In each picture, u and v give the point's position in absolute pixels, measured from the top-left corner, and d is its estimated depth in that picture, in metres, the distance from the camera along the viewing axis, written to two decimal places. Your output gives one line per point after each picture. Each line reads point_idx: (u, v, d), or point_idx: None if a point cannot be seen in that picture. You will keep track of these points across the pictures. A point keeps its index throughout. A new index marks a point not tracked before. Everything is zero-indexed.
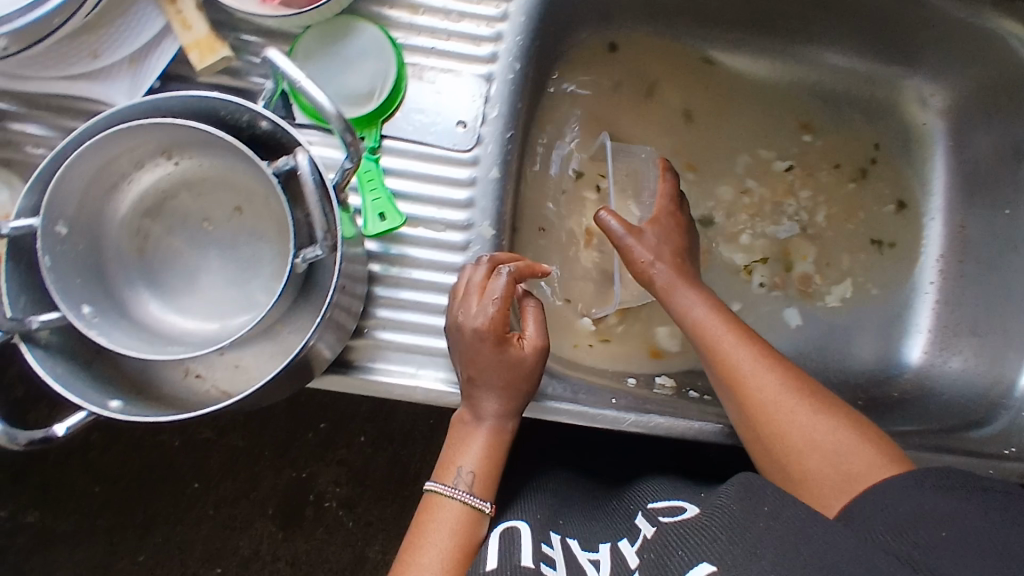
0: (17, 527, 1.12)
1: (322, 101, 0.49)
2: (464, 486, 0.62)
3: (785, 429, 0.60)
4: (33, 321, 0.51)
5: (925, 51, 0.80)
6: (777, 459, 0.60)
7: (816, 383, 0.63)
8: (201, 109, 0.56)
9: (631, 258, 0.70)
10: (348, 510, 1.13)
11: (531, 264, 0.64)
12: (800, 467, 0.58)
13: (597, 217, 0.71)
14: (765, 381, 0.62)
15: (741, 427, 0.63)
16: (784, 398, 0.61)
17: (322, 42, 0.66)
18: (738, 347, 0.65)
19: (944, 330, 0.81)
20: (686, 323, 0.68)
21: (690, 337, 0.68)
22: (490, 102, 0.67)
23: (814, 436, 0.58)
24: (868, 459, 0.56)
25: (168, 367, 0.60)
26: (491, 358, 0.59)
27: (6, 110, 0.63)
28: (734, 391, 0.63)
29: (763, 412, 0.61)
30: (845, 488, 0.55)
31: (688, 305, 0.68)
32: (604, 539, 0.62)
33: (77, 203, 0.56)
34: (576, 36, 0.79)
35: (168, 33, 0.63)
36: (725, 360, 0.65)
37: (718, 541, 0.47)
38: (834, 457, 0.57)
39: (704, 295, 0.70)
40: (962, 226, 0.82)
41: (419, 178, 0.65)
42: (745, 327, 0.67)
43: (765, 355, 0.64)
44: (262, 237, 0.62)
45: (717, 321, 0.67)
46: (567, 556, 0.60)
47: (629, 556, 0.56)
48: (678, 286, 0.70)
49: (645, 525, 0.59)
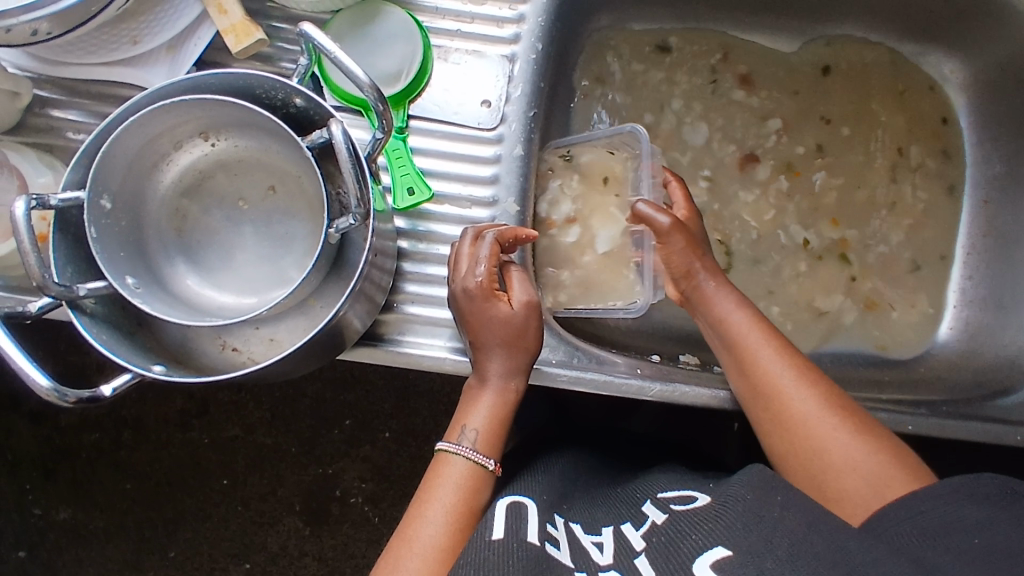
0: (51, 523, 1.14)
1: (356, 71, 0.50)
2: (469, 443, 0.60)
3: (819, 439, 0.58)
4: (80, 288, 0.53)
5: (943, 26, 0.80)
6: (808, 473, 0.57)
7: (853, 400, 0.61)
8: (239, 86, 0.58)
9: (669, 254, 0.68)
10: (373, 506, 1.14)
11: (517, 229, 0.64)
12: (833, 479, 0.56)
13: (636, 209, 0.68)
14: (801, 391, 0.60)
15: (768, 432, 0.61)
16: (820, 409, 0.59)
17: (351, 25, 0.68)
18: (775, 356, 0.62)
19: (971, 306, 0.82)
20: (721, 327, 0.66)
21: (722, 341, 0.66)
22: (513, 81, 0.69)
23: (853, 456, 0.56)
24: (894, 469, 0.55)
25: (206, 341, 0.62)
26: (483, 317, 0.60)
27: (50, 97, 0.68)
28: (769, 399, 0.61)
29: (801, 428, 0.58)
30: (875, 497, 0.54)
31: (726, 310, 0.66)
32: (607, 522, 0.59)
33: (120, 179, 0.58)
34: (596, 21, 0.81)
35: (205, 19, 0.65)
36: (761, 370, 0.61)
37: (732, 526, 0.48)
38: (872, 479, 0.55)
39: (742, 300, 0.67)
40: (987, 201, 0.83)
41: (445, 156, 0.68)
42: (783, 337, 0.64)
43: (806, 370, 0.62)
44: (296, 215, 0.64)
45: (754, 327, 0.64)
46: (571, 538, 0.57)
47: (635, 539, 0.54)
48: (720, 291, 0.67)
49: (654, 511, 0.57)
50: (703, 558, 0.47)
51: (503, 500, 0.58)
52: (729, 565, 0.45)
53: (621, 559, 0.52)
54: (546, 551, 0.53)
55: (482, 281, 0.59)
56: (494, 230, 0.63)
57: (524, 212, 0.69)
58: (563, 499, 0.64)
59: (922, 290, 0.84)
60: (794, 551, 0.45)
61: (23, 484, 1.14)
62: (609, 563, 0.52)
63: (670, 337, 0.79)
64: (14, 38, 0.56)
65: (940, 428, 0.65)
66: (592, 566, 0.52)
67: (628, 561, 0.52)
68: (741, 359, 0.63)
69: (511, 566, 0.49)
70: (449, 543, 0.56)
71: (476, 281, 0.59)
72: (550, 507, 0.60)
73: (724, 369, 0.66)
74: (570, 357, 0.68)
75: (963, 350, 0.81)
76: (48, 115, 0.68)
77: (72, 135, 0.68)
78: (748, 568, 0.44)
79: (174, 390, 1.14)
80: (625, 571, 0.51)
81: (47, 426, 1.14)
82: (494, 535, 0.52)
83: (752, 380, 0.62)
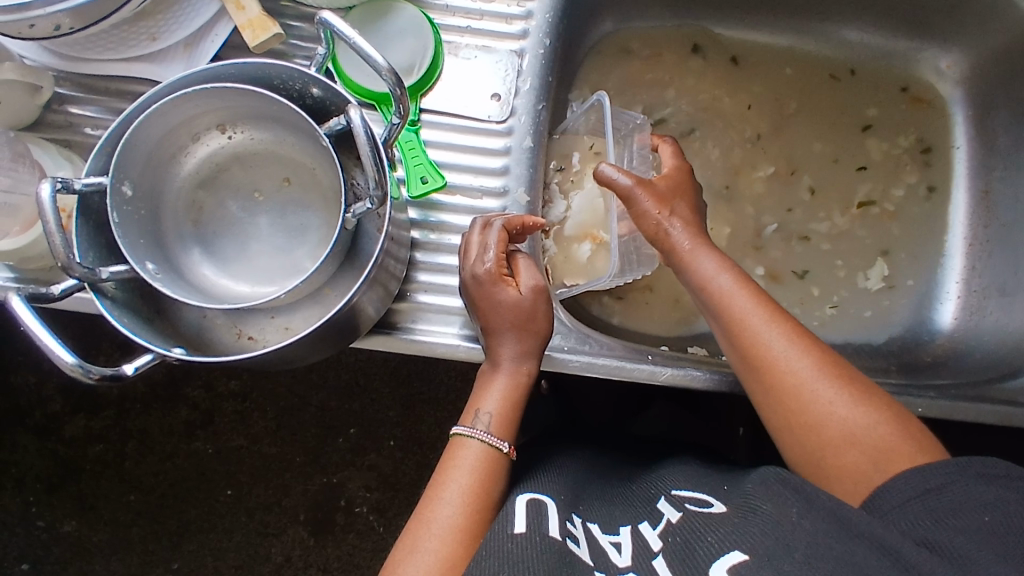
0: (54, 537, 1.14)
1: (375, 56, 0.52)
2: (483, 425, 0.61)
3: (820, 412, 0.55)
4: (103, 271, 0.54)
5: (937, 22, 0.83)
6: (808, 448, 0.56)
7: (849, 364, 0.59)
8: (257, 75, 0.59)
9: (641, 217, 0.65)
10: (378, 515, 1.13)
11: (528, 219, 0.65)
12: (836, 453, 0.54)
13: (597, 173, 0.65)
14: (795, 359, 0.57)
15: (764, 407, 0.58)
16: (816, 377, 0.56)
17: (365, 20, 0.70)
18: (767, 324, 0.59)
19: (975, 294, 0.84)
20: (707, 291, 0.62)
21: (708, 306, 0.62)
22: (522, 75, 0.71)
23: (854, 430, 0.54)
24: (898, 433, 0.54)
25: (222, 330, 0.63)
26: (494, 303, 0.61)
27: (68, 95, 0.69)
28: (763, 372, 0.58)
29: (797, 401, 0.56)
30: (881, 465, 0.53)
31: (710, 273, 0.62)
32: (625, 520, 0.58)
33: (140, 167, 0.59)
34: (601, 23, 0.84)
35: (222, 16, 0.67)
36: (752, 341, 0.59)
37: (751, 532, 0.48)
38: (874, 453, 0.53)
39: (726, 260, 0.63)
40: (986, 191, 0.85)
41: (456, 149, 0.70)
42: (772, 299, 0.61)
43: (798, 335, 0.58)
44: (310, 207, 0.65)
45: (741, 291, 0.61)
46: (589, 537, 0.55)
47: (653, 538, 0.53)
48: (699, 252, 0.63)
49: (669, 509, 0.56)
50: (721, 562, 0.47)
51: (522, 496, 0.57)
52: (747, 567, 0.45)
53: (638, 561, 0.51)
54: (566, 547, 0.52)
55: (490, 267, 0.60)
56: (504, 219, 0.64)
57: (534, 203, 0.70)
58: (581, 493, 0.62)
59: (924, 279, 0.86)
60: (812, 552, 0.45)
61: (27, 497, 1.14)
62: (627, 565, 0.51)
63: (677, 330, 0.80)
64: (37, 32, 0.58)
65: (949, 410, 0.66)
66: (610, 569, 0.51)
67: (645, 562, 0.51)
68: (729, 328, 0.60)
69: (536, 561, 0.49)
70: (465, 522, 0.56)
71: (486, 268, 0.61)
72: (567, 507, 0.58)
73: (714, 336, 0.63)
74: (581, 344, 0.68)
75: (968, 338, 0.82)
76: (66, 112, 0.69)
77: (90, 132, 0.69)
78: (766, 569, 0.45)
79: (179, 401, 1.14)
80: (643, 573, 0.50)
81: (52, 438, 1.14)
82: (517, 530, 0.52)
83: (743, 349, 0.59)
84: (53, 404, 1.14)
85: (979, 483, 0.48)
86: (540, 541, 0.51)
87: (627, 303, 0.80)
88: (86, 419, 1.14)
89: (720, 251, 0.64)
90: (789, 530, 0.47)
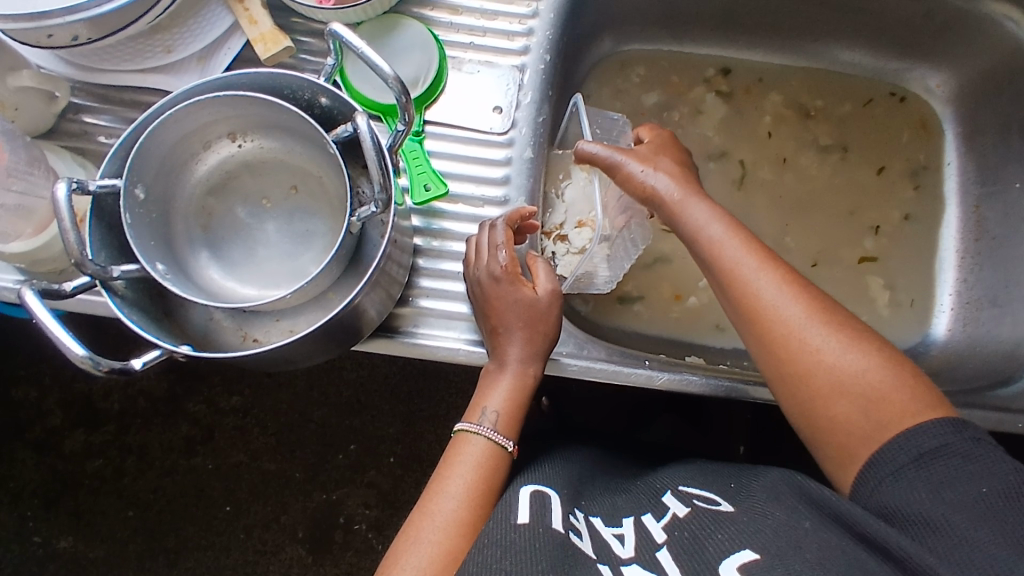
0: (50, 554, 1.14)
1: (381, 65, 0.54)
2: (490, 423, 0.63)
3: (810, 361, 0.55)
4: (115, 270, 0.56)
5: (926, 44, 0.86)
6: (801, 400, 0.56)
7: (845, 309, 0.58)
8: (268, 84, 0.62)
9: (627, 180, 0.67)
10: (377, 533, 1.13)
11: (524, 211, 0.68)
12: (827, 406, 0.54)
13: (579, 149, 0.68)
14: (785, 305, 0.57)
15: (757, 358, 0.59)
16: (805, 323, 0.56)
17: (373, 36, 0.73)
18: (757, 272, 0.59)
19: (968, 307, 0.85)
20: (699, 241, 0.63)
21: (701, 256, 0.63)
22: (523, 89, 0.74)
23: (843, 378, 0.54)
24: (889, 378, 0.53)
25: (228, 333, 0.65)
26: (511, 300, 0.63)
27: (84, 105, 0.72)
28: (753, 322, 0.58)
29: (786, 349, 0.56)
30: (873, 414, 0.52)
31: (700, 223, 0.63)
32: (628, 512, 0.58)
33: (153, 171, 0.61)
34: (600, 44, 0.87)
35: (235, 30, 0.70)
36: (743, 289, 0.59)
37: (763, 532, 0.49)
38: (863, 403, 0.53)
39: (718, 209, 0.64)
40: (977, 206, 0.87)
41: (459, 159, 0.72)
42: (765, 247, 0.61)
43: (789, 281, 0.58)
44: (316, 213, 0.67)
45: (731, 238, 0.61)
46: (592, 530, 0.56)
47: (656, 530, 0.53)
48: (689, 202, 0.64)
49: (676, 503, 0.56)
50: (729, 561, 0.47)
51: (526, 489, 0.58)
52: (758, 567, 0.46)
53: (642, 552, 0.52)
54: (568, 539, 0.52)
55: (506, 267, 0.63)
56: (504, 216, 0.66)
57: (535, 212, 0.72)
58: (584, 487, 0.63)
59: (918, 292, 0.87)
60: (826, 557, 0.46)
61: (24, 512, 1.14)
62: (630, 555, 0.52)
63: (673, 341, 0.82)
64: (55, 41, 0.61)
65: None
66: (614, 559, 0.51)
67: (650, 554, 0.51)
68: (721, 279, 0.60)
69: (539, 552, 0.50)
70: (469, 515, 0.58)
71: (502, 267, 0.63)
72: (570, 501, 0.59)
73: (709, 287, 0.63)
74: (580, 349, 0.70)
75: (962, 349, 0.83)
76: (81, 121, 0.72)
77: (103, 140, 0.72)
78: (779, 569, 0.45)
79: (180, 415, 1.15)
80: (647, 565, 0.50)
81: (51, 453, 1.14)
82: (521, 521, 0.53)
83: (734, 298, 0.59)
84: (54, 418, 1.14)
85: (973, 444, 0.49)
86: (542, 533, 0.52)
87: (624, 313, 0.81)
88: (85, 434, 1.15)
89: (712, 200, 0.65)
90: (795, 531, 0.48)
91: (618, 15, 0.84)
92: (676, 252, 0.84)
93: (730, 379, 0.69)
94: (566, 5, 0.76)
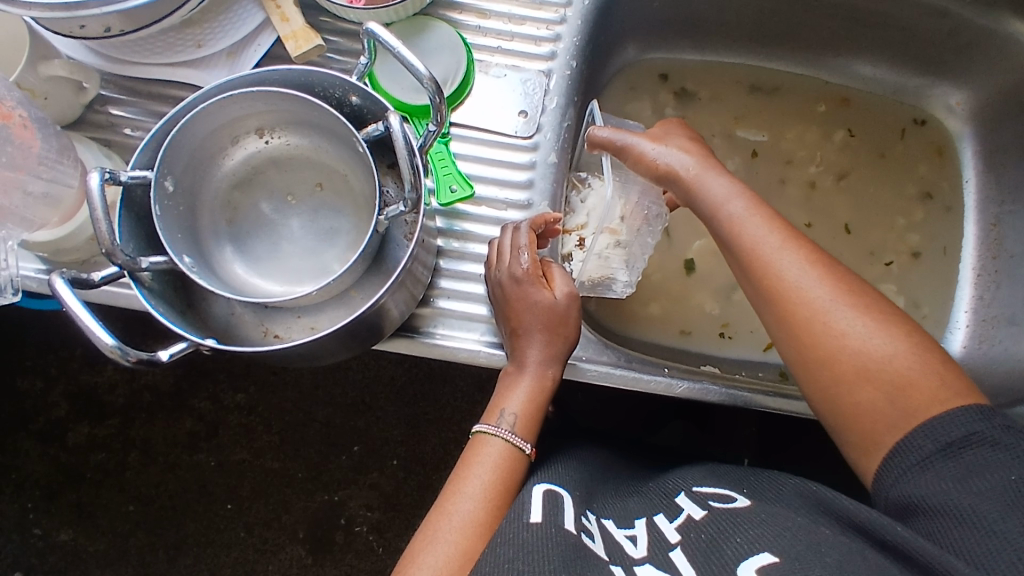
0: (50, 546, 1.13)
1: (417, 65, 0.54)
2: (507, 425, 0.63)
3: (836, 348, 0.55)
4: (144, 261, 0.56)
5: (949, 63, 0.87)
6: (826, 390, 0.56)
7: (871, 288, 0.58)
8: (301, 81, 0.62)
9: (639, 160, 0.68)
10: (378, 535, 1.13)
11: (547, 215, 0.67)
12: (852, 397, 0.54)
13: (592, 136, 0.69)
14: (811, 287, 0.57)
15: (782, 343, 0.59)
16: (833, 306, 0.56)
17: (403, 36, 0.73)
18: (782, 253, 0.59)
19: (983, 324, 0.86)
20: (720, 219, 0.63)
21: (723, 236, 0.63)
22: (549, 94, 0.74)
23: (870, 364, 0.54)
24: (917, 362, 0.53)
25: (249, 329, 0.65)
26: (528, 300, 0.63)
27: (112, 96, 0.72)
28: (776, 306, 0.58)
29: (810, 332, 0.56)
30: (900, 400, 0.52)
31: (721, 200, 0.63)
32: (640, 513, 0.58)
33: (182, 164, 0.62)
34: (622, 55, 0.87)
35: (266, 26, 0.70)
36: (767, 270, 0.59)
37: (781, 536, 0.49)
38: (889, 390, 0.53)
39: (736, 184, 0.64)
40: (994, 224, 0.88)
41: (484, 162, 0.72)
42: (788, 225, 0.61)
43: (815, 261, 0.58)
44: (340, 212, 0.67)
45: (754, 215, 0.61)
46: (605, 532, 0.55)
47: (669, 531, 0.53)
48: (708, 177, 0.64)
49: (689, 504, 0.56)
50: (746, 565, 0.47)
51: (537, 487, 0.58)
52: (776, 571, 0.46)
53: (655, 551, 0.51)
54: (580, 541, 0.52)
55: (528, 269, 0.63)
56: (527, 219, 0.66)
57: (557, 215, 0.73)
58: (594, 488, 0.63)
59: (930, 306, 0.88)
60: (844, 560, 0.46)
61: (25, 504, 1.14)
62: (643, 556, 0.52)
63: (688, 349, 0.82)
64: (88, 33, 0.61)
65: None
66: (626, 560, 0.51)
67: (662, 554, 0.51)
68: (744, 261, 0.60)
69: (551, 551, 0.49)
70: (486, 517, 0.58)
71: (523, 270, 0.63)
72: (582, 502, 0.59)
73: (728, 266, 0.64)
74: (598, 354, 0.70)
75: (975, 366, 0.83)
76: (108, 113, 0.72)
77: (129, 132, 0.72)
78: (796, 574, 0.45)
79: (185, 412, 1.14)
80: (660, 565, 0.50)
81: (55, 445, 1.14)
82: (533, 520, 0.53)
83: (756, 277, 0.60)
84: (59, 410, 1.14)
85: (1004, 431, 0.50)
86: (556, 533, 0.52)
87: (641, 319, 0.81)
88: (89, 427, 1.14)
89: (732, 174, 0.65)
90: (813, 534, 0.49)
91: (642, 23, 0.84)
92: (692, 261, 0.85)
93: (747, 388, 0.69)
94: (594, 12, 0.76)
